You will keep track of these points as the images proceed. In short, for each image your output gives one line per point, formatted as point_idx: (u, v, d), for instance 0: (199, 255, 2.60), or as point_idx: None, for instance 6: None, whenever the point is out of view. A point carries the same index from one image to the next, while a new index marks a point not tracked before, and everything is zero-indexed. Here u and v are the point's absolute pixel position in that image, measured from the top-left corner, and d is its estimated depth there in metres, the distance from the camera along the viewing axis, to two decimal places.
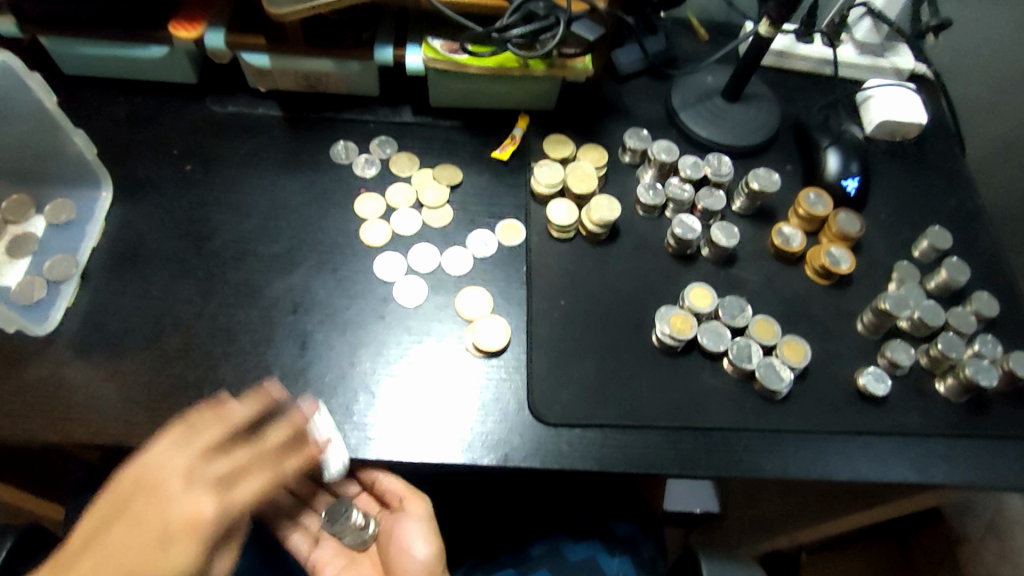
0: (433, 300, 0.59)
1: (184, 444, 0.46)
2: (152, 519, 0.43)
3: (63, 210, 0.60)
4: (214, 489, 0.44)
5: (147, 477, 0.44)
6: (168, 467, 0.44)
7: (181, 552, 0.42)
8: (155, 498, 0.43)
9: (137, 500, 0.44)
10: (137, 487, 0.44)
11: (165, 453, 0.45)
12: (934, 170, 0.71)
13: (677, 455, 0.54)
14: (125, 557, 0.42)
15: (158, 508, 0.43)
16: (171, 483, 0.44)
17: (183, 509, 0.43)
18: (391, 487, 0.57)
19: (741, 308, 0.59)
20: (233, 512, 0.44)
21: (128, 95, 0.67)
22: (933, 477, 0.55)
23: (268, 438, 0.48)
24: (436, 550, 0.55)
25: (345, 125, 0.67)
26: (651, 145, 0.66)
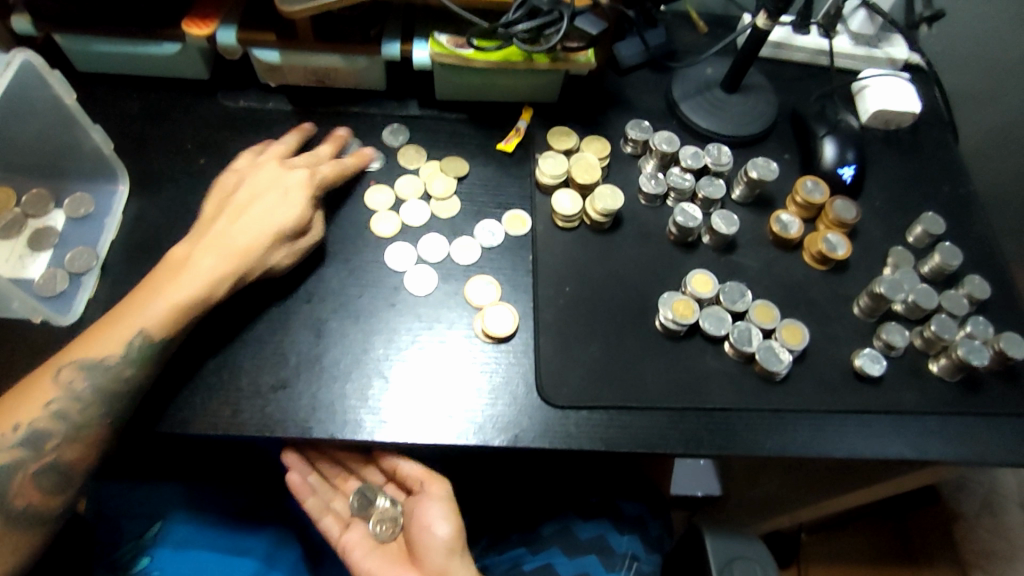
0: (443, 288, 0.61)
1: (275, 164, 0.60)
2: (261, 204, 0.57)
3: (81, 204, 0.62)
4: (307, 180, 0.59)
5: (246, 185, 0.59)
6: (266, 179, 0.59)
7: (296, 211, 0.57)
8: (264, 187, 0.58)
9: (242, 204, 0.58)
10: (247, 191, 0.58)
11: (255, 176, 0.59)
12: (928, 157, 0.72)
13: (681, 435, 0.56)
14: (259, 209, 0.57)
15: (271, 201, 0.57)
16: (271, 198, 0.57)
17: (289, 180, 0.59)
18: (411, 471, 0.58)
19: (741, 293, 0.61)
20: (320, 177, 0.60)
21: (140, 91, 0.68)
22: (928, 453, 0.57)
23: (319, 150, 0.63)
24: (456, 529, 0.57)
25: (353, 119, 0.69)
26: (652, 136, 0.67)
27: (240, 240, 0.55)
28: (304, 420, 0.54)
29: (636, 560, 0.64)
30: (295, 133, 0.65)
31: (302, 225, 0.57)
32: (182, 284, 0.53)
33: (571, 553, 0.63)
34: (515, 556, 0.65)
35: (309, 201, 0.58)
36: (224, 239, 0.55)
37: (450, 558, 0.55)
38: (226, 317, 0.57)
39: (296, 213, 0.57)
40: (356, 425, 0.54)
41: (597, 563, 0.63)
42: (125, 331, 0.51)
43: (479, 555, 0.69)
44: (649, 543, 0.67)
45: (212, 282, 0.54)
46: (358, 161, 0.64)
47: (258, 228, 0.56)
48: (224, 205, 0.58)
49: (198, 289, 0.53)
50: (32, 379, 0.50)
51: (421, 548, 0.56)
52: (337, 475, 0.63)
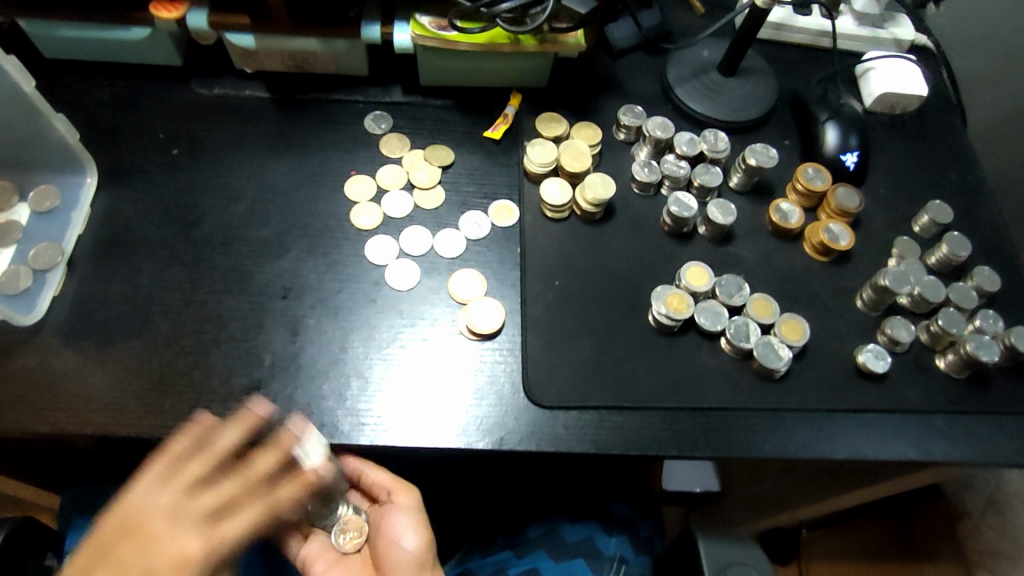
0: (426, 283, 0.58)
1: (189, 492, 0.46)
2: (134, 561, 0.42)
3: (47, 197, 0.59)
4: (178, 569, 0.43)
5: (140, 533, 0.44)
6: (166, 546, 0.43)
7: None
8: (161, 551, 0.43)
9: (114, 553, 0.43)
10: (136, 543, 0.43)
11: (162, 511, 0.45)
12: (934, 142, 0.69)
13: (673, 436, 0.53)
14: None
15: (142, 557, 0.43)
16: (146, 555, 0.43)
17: (181, 548, 0.43)
18: (378, 479, 0.56)
19: (738, 286, 0.58)
20: (223, 548, 0.45)
21: (111, 79, 0.65)
22: (934, 454, 0.54)
23: (259, 462, 0.48)
24: (425, 540, 0.54)
25: (333, 105, 0.66)
26: (646, 121, 0.64)
27: None
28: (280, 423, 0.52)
29: (624, 563, 0.62)
30: (261, 446, 0.49)
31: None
32: None
33: (558, 557, 0.61)
34: (499, 559, 0.63)
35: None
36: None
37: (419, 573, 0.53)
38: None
39: None
40: (333, 428, 0.52)
41: (585, 567, 0.61)
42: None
43: (462, 559, 0.67)
44: (641, 545, 0.65)
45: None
46: (298, 487, 0.49)
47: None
48: (91, 566, 0.42)
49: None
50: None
51: (387, 562, 0.54)
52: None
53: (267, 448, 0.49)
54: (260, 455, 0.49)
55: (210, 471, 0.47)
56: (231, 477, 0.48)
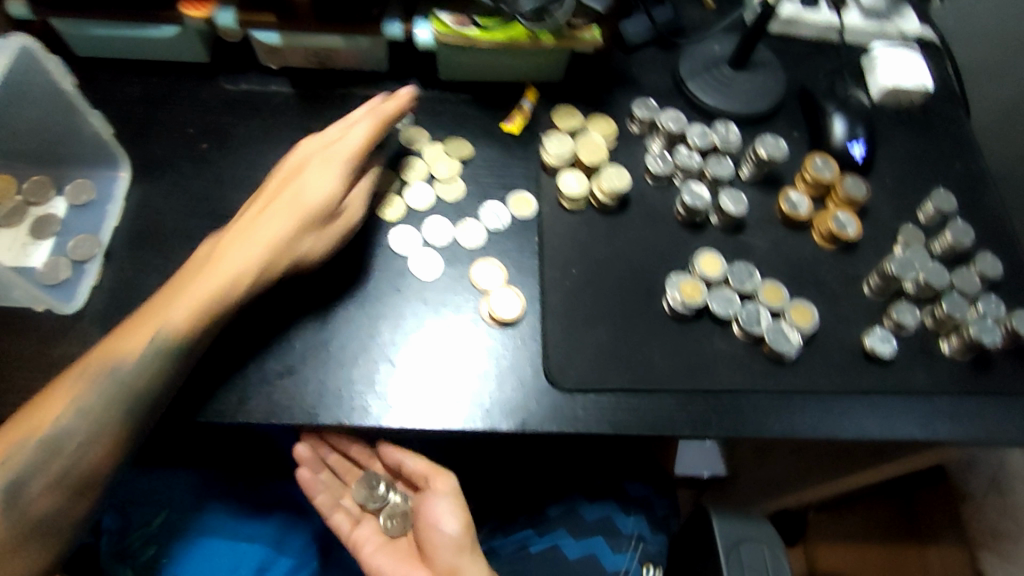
0: (448, 272, 0.60)
1: (330, 138, 0.59)
2: (275, 204, 0.55)
3: (84, 190, 0.62)
4: (325, 164, 0.57)
5: (283, 189, 0.56)
6: (308, 162, 0.58)
7: (315, 196, 0.55)
8: (305, 175, 0.57)
9: (276, 192, 0.57)
10: (291, 179, 0.57)
11: (309, 151, 0.58)
12: (939, 133, 0.71)
13: (688, 417, 0.56)
14: (294, 190, 0.56)
15: (301, 187, 0.56)
16: (301, 189, 0.56)
17: (330, 147, 0.58)
18: (416, 467, 0.59)
19: (750, 274, 0.61)
20: (340, 150, 0.57)
21: (141, 75, 0.68)
22: (937, 433, 0.57)
23: (386, 105, 0.60)
24: (463, 524, 0.56)
25: (355, 101, 0.68)
26: (659, 115, 0.67)
27: (231, 268, 0.53)
28: (312, 406, 0.54)
29: (642, 541, 0.64)
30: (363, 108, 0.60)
31: (330, 208, 0.56)
32: (110, 355, 0.50)
33: (577, 535, 0.64)
34: (521, 537, 0.66)
35: (342, 174, 0.57)
36: (250, 233, 0.54)
37: (458, 555, 0.55)
38: (261, 312, 0.57)
39: (296, 242, 0.55)
40: (363, 411, 0.54)
41: (604, 545, 0.63)
42: (145, 333, 0.50)
43: (484, 539, 0.69)
44: (655, 523, 0.68)
45: (193, 317, 0.51)
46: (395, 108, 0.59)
47: (285, 219, 0.54)
48: (268, 189, 0.58)
49: (204, 292, 0.52)
50: (55, 382, 0.50)
51: (428, 546, 0.56)
52: (347, 470, 0.63)
53: (373, 111, 0.60)
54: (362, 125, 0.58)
55: (342, 131, 0.59)
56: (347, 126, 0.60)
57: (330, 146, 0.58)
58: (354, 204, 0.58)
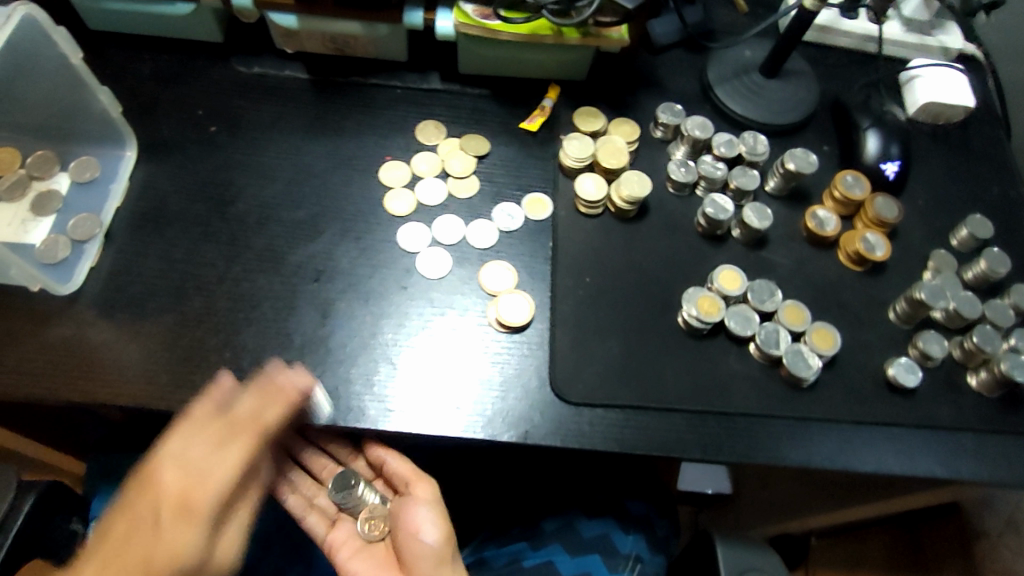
0: (456, 273, 0.58)
1: (206, 447, 0.47)
2: (139, 545, 0.45)
3: (87, 167, 0.60)
4: (185, 513, 0.46)
5: (150, 512, 0.46)
6: (183, 469, 0.46)
7: (189, 542, 0.45)
8: (168, 494, 0.46)
9: (130, 531, 0.45)
10: (151, 497, 0.46)
11: (185, 452, 0.47)
12: (977, 155, 0.68)
13: (698, 439, 0.53)
14: (150, 545, 0.45)
15: (149, 542, 0.45)
16: (159, 527, 0.45)
17: (197, 475, 0.47)
18: (399, 470, 0.57)
19: (771, 293, 0.58)
20: (215, 492, 0.46)
21: (153, 53, 0.66)
22: (959, 471, 0.54)
23: (261, 416, 0.49)
24: (445, 534, 0.54)
25: (371, 90, 0.66)
26: (685, 121, 0.64)
27: None
28: None
29: (639, 562, 0.61)
30: (263, 397, 0.49)
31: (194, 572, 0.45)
32: None
33: (572, 551, 0.62)
34: (515, 550, 0.64)
35: (202, 527, 0.46)
36: None
37: (437, 568, 0.53)
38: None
39: None
40: (360, 413, 0.52)
41: (599, 563, 0.61)
42: None
43: (477, 547, 0.67)
44: (654, 544, 0.65)
45: None
46: (277, 410, 0.48)
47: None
48: (128, 504, 0.46)
49: None
50: None
51: (408, 556, 0.54)
52: (322, 468, 0.60)
53: (267, 399, 0.49)
54: (238, 439, 0.48)
55: (224, 432, 0.48)
56: (228, 436, 0.48)
57: (188, 477, 0.46)
58: (230, 511, 0.49)
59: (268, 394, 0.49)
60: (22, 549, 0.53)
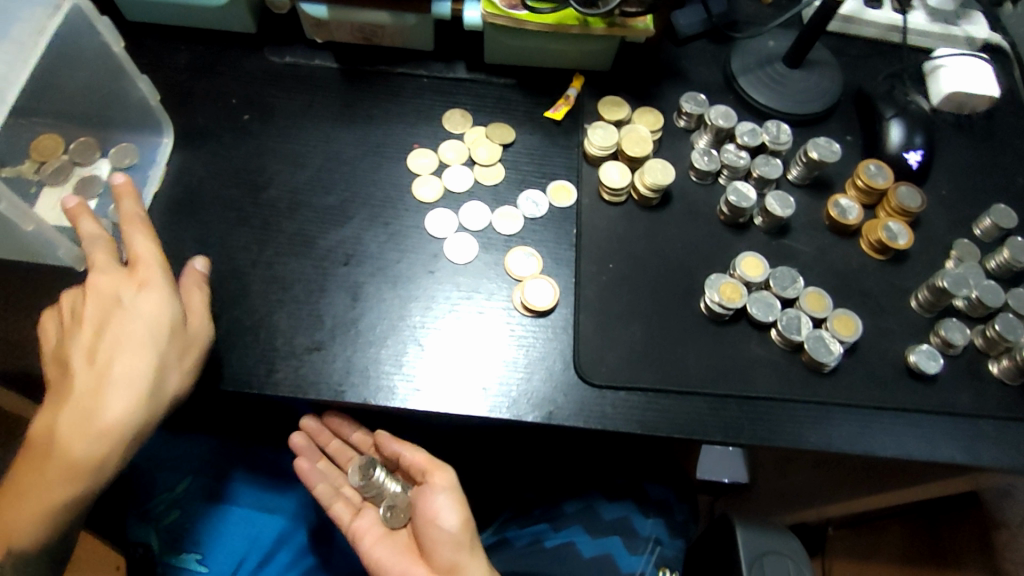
0: (482, 258, 0.59)
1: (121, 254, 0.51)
2: (118, 323, 0.48)
3: (126, 154, 0.62)
4: (140, 294, 0.49)
5: (108, 317, 0.48)
6: (114, 280, 0.49)
7: (160, 306, 0.48)
8: (123, 290, 0.49)
9: (99, 333, 0.48)
10: (101, 295, 0.49)
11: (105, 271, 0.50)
12: (1002, 146, 0.68)
13: (719, 422, 0.54)
14: (122, 323, 0.48)
15: (127, 322, 0.48)
16: (127, 312, 0.48)
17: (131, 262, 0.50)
18: (415, 459, 0.58)
19: (793, 280, 0.59)
20: (148, 259, 0.51)
21: (189, 43, 0.68)
22: (980, 457, 0.54)
23: (131, 205, 0.53)
24: (464, 520, 0.55)
25: (399, 79, 0.67)
26: (708, 110, 0.64)
27: (100, 413, 0.46)
28: (338, 383, 0.54)
29: (659, 544, 0.64)
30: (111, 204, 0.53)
31: (176, 320, 0.49)
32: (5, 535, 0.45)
33: (593, 533, 0.64)
34: (537, 531, 0.65)
35: (164, 286, 0.49)
36: (99, 379, 0.47)
37: (457, 553, 0.54)
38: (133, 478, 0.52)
39: (162, 316, 0.48)
40: (389, 392, 0.54)
41: (620, 545, 0.63)
42: (44, 493, 0.46)
43: (499, 528, 0.69)
44: (674, 527, 0.67)
45: (85, 459, 0.46)
46: (124, 196, 0.53)
47: (140, 354, 0.47)
48: (83, 322, 0.49)
49: (101, 451, 0.46)
50: None
51: (428, 543, 0.55)
52: (345, 458, 0.64)
53: (125, 197, 0.53)
54: (126, 212, 0.52)
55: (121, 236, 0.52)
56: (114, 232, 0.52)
57: (131, 264, 0.51)
58: (196, 300, 0.52)
59: (86, 211, 0.53)
60: None
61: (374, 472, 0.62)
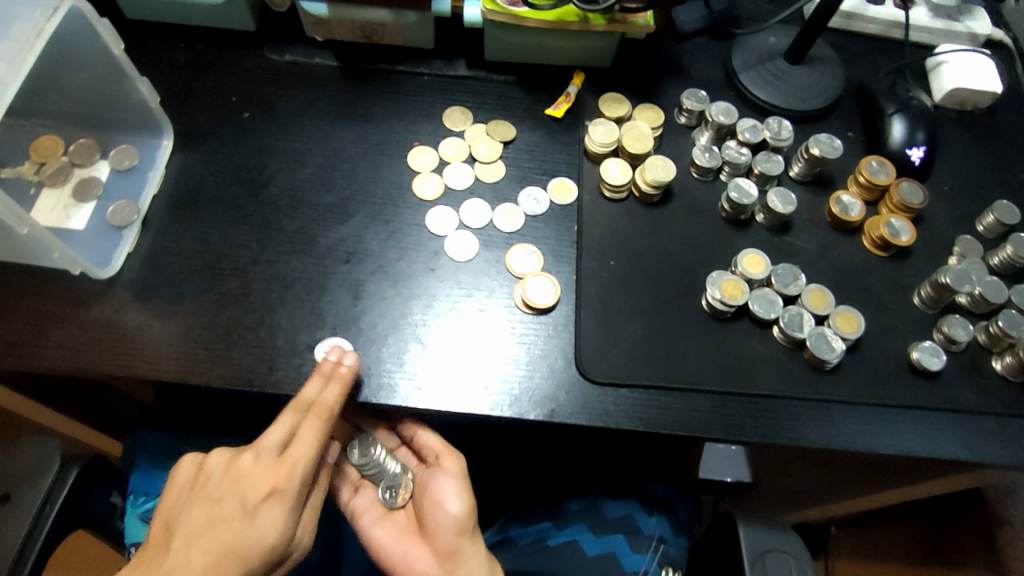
0: (483, 255, 0.59)
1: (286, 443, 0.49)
2: (233, 525, 0.47)
3: (126, 155, 0.62)
4: (269, 505, 0.48)
5: (228, 508, 0.48)
6: (262, 473, 0.48)
7: (275, 529, 0.47)
8: (258, 487, 0.48)
9: (216, 516, 0.48)
10: (242, 478, 0.48)
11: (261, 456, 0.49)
12: (1004, 141, 0.68)
13: (721, 420, 0.54)
14: (235, 527, 0.47)
15: (239, 530, 0.47)
16: (246, 518, 0.47)
17: (282, 462, 0.49)
18: (430, 442, 0.58)
19: (795, 277, 0.58)
20: (298, 466, 0.48)
21: (188, 42, 0.68)
22: (984, 455, 0.54)
23: (320, 395, 0.50)
24: (469, 507, 0.56)
25: (399, 77, 0.67)
26: (709, 106, 0.64)
27: None
28: None
29: (662, 543, 0.64)
30: (319, 377, 0.50)
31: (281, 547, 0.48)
32: None
33: (596, 531, 0.64)
34: (540, 529, 0.66)
35: (291, 505, 0.48)
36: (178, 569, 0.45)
37: (459, 538, 0.55)
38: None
39: (268, 539, 0.47)
40: (390, 390, 0.53)
41: (623, 544, 0.63)
42: None
43: (502, 526, 0.69)
44: (677, 526, 0.67)
45: None
46: (334, 391, 0.50)
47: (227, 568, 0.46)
48: (212, 497, 0.48)
49: None
50: None
51: (431, 524, 0.56)
52: (347, 436, 0.60)
53: (328, 380, 0.50)
54: (318, 394, 0.50)
55: (295, 421, 0.50)
56: (300, 412, 0.50)
57: (284, 458, 0.49)
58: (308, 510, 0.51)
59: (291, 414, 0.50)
60: (67, 519, 0.56)
61: (376, 451, 0.59)
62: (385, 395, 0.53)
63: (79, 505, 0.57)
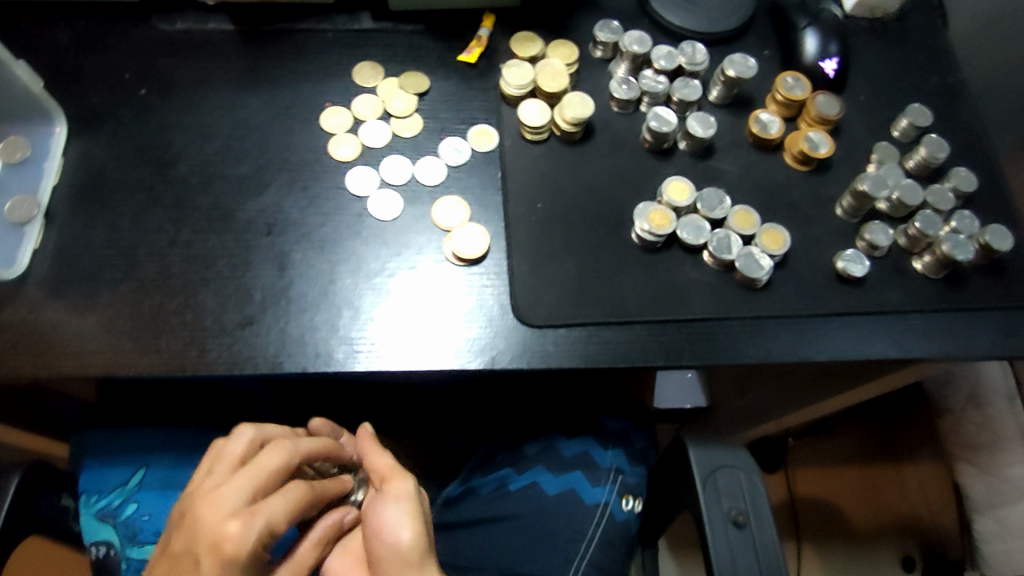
0: (409, 212, 0.58)
1: (248, 482, 0.46)
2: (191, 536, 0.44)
3: (15, 148, 0.58)
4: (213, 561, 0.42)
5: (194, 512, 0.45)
6: (215, 517, 0.43)
7: (235, 540, 0.43)
8: (210, 543, 0.43)
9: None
10: (193, 550, 0.44)
11: (223, 498, 0.44)
12: (913, 45, 0.69)
13: (660, 348, 0.55)
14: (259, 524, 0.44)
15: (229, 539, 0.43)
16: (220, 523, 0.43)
17: (251, 478, 0.46)
18: (378, 466, 0.52)
19: (720, 200, 0.59)
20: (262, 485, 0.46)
21: (69, 19, 0.63)
22: (911, 351, 0.56)
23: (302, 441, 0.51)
24: (419, 535, 0.48)
25: (301, 36, 0.64)
26: (623, 37, 0.63)
27: None
28: (274, 354, 0.53)
29: (620, 473, 0.66)
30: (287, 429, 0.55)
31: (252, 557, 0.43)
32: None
33: (556, 471, 0.65)
34: (500, 476, 0.67)
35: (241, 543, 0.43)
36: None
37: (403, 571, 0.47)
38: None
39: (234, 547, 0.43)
40: (328, 357, 0.53)
41: (582, 479, 0.65)
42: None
43: (464, 478, 0.70)
44: (634, 455, 0.69)
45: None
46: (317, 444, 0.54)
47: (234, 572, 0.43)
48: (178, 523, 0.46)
49: None
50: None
51: (374, 556, 0.48)
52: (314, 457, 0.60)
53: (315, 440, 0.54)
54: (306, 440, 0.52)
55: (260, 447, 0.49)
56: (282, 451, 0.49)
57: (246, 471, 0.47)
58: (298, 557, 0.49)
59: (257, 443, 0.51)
60: (14, 526, 0.55)
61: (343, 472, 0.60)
62: (322, 363, 0.53)
63: (24, 511, 0.56)
